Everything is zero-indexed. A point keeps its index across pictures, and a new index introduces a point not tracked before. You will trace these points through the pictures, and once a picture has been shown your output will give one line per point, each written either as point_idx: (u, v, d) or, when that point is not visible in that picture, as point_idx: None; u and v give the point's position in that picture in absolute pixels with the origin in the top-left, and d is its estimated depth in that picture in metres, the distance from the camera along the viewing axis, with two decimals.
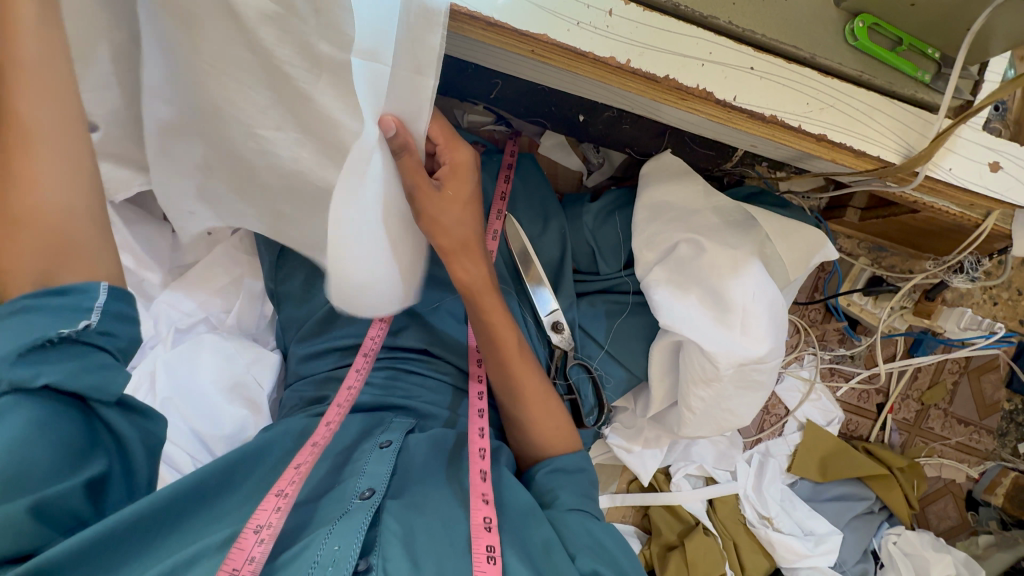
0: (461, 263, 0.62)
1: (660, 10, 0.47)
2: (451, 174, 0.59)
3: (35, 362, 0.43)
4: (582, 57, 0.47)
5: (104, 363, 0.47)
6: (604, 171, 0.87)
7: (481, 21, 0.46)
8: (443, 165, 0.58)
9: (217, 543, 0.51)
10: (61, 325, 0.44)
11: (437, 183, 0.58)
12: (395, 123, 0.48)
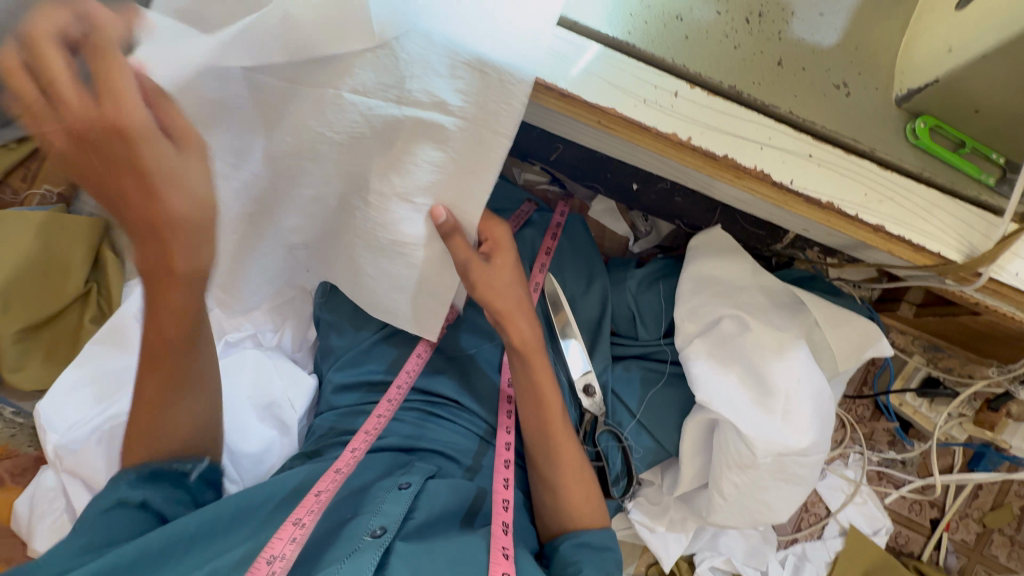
0: (517, 325, 0.63)
1: (724, 94, 0.49)
2: (495, 248, 0.61)
3: (143, 484, 0.57)
4: (645, 131, 0.49)
5: (184, 497, 0.60)
6: (652, 239, 0.87)
7: (554, 91, 0.49)
8: (485, 240, 0.61)
9: (240, 560, 0.53)
10: (176, 462, 0.60)
11: (484, 256, 0.61)
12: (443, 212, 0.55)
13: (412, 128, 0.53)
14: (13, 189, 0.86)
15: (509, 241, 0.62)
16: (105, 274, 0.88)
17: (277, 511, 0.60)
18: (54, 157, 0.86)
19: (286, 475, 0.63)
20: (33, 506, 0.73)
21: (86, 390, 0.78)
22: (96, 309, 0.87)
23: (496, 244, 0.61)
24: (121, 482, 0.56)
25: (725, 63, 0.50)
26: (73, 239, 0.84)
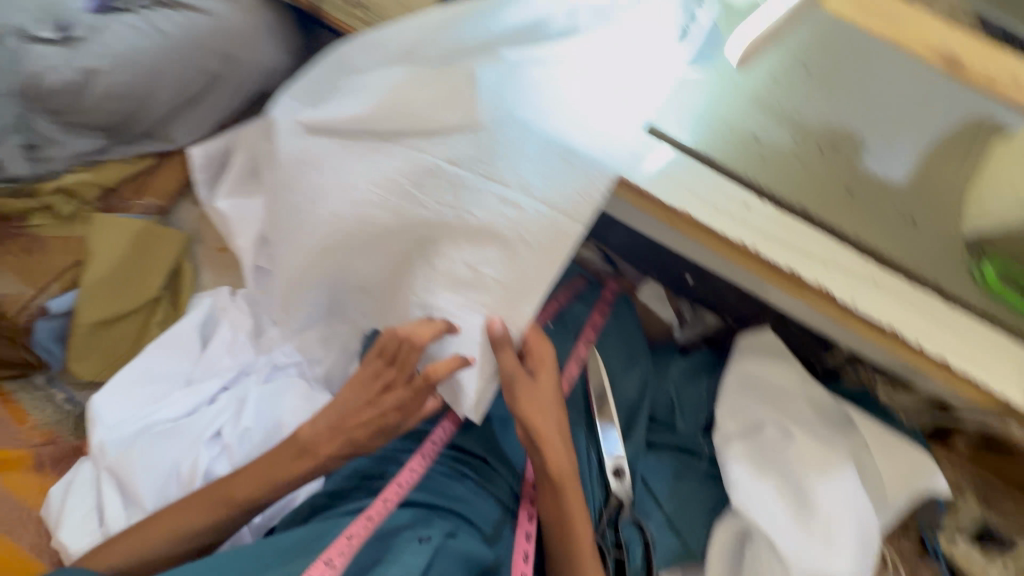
0: (554, 448, 0.61)
1: (793, 212, 0.53)
2: (541, 366, 0.62)
3: None
4: (714, 236, 0.52)
5: None
6: (696, 330, 0.88)
7: (633, 190, 0.54)
8: (530, 358, 0.62)
9: None
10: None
11: (529, 373, 0.62)
12: (500, 324, 0.57)
13: (491, 203, 0.55)
14: (120, 198, 0.94)
15: (553, 360, 0.63)
16: (180, 284, 0.96)
17: (282, 563, 0.59)
18: (164, 174, 0.96)
19: (286, 535, 0.62)
20: (67, 498, 0.74)
21: (141, 390, 0.83)
22: (163, 316, 0.93)
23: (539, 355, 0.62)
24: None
25: (795, 184, 0.54)
26: (160, 250, 0.93)
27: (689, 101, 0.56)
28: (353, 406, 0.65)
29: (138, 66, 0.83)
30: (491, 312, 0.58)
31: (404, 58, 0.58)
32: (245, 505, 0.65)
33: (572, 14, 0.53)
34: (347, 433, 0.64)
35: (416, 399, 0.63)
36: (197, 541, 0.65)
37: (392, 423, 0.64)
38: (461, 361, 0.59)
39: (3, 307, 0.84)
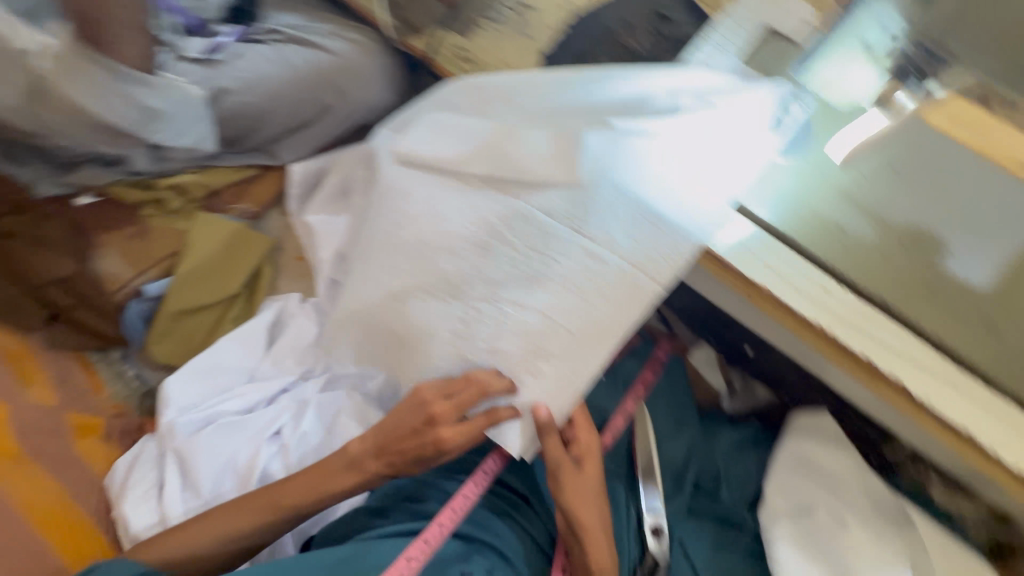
0: (597, 542, 0.61)
1: (872, 301, 0.55)
2: (586, 457, 0.64)
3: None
4: (793, 314, 0.55)
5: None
6: (746, 401, 0.88)
7: (715, 259, 0.57)
8: (576, 447, 0.64)
9: None
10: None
11: (574, 462, 0.64)
12: (546, 412, 0.59)
13: (576, 258, 0.58)
14: (221, 200, 1.03)
15: (597, 449, 0.65)
16: (256, 285, 1.03)
17: None
18: (264, 184, 1.05)
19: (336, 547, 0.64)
20: (131, 472, 0.79)
21: (211, 380, 0.88)
22: (238, 311, 1.00)
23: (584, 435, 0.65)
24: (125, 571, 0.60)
25: (875, 274, 0.56)
26: (245, 251, 1.01)
27: (784, 187, 0.60)
28: (396, 432, 0.63)
29: (265, 91, 0.95)
30: (536, 397, 0.60)
31: (507, 115, 0.63)
32: (286, 510, 0.66)
33: (674, 94, 0.58)
34: (390, 456, 0.63)
35: (462, 437, 0.60)
36: (241, 545, 0.67)
37: (430, 455, 0.61)
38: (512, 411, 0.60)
39: (104, 286, 0.92)
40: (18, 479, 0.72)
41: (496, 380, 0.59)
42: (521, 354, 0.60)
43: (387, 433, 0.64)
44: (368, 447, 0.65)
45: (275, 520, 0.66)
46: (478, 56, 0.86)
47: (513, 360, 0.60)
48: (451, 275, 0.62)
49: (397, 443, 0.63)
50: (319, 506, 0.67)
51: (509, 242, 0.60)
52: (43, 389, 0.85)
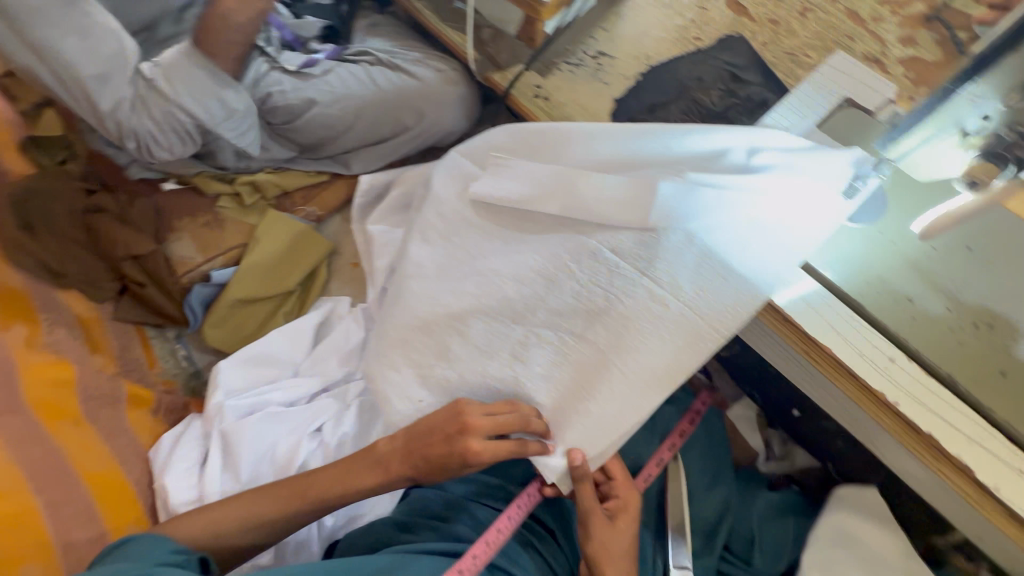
0: None
1: (938, 377, 0.54)
2: (620, 511, 0.66)
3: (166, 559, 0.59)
4: (855, 379, 0.54)
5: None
6: (782, 466, 0.87)
7: (778, 313, 0.58)
8: (615, 499, 0.67)
9: None
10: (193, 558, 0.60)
11: (608, 514, 0.65)
12: (580, 457, 0.63)
13: (639, 297, 0.60)
14: (291, 202, 1.08)
15: (636, 513, 0.66)
16: (311, 285, 1.07)
17: None
18: (332, 191, 1.10)
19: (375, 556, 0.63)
20: (175, 450, 0.82)
21: (260, 369, 0.91)
22: (291, 306, 1.04)
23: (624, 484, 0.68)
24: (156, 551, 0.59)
25: (943, 351, 0.55)
26: (307, 251, 1.06)
27: (850, 253, 0.60)
28: (427, 435, 0.63)
29: (348, 106, 1.01)
30: (570, 443, 0.64)
31: (580, 159, 0.66)
32: (314, 504, 0.65)
33: (752, 152, 0.59)
34: (419, 459, 0.63)
35: (491, 452, 0.60)
36: (264, 536, 0.67)
37: (454, 465, 0.61)
38: (545, 449, 0.64)
39: (175, 269, 0.98)
40: (76, 441, 0.73)
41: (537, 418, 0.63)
42: (565, 398, 0.64)
43: (421, 440, 0.63)
44: (399, 450, 0.65)
45: (299, 511, 0.66)
46: (553, 96, 0.90)
47: (556, 406, 0.65)
48: (512, 297, 0.66)
49: (425, 449, 0.62)
50: (344, 503, 0.67)
51: (574, 273, 0.63)
52: (105, 357, 0.88)
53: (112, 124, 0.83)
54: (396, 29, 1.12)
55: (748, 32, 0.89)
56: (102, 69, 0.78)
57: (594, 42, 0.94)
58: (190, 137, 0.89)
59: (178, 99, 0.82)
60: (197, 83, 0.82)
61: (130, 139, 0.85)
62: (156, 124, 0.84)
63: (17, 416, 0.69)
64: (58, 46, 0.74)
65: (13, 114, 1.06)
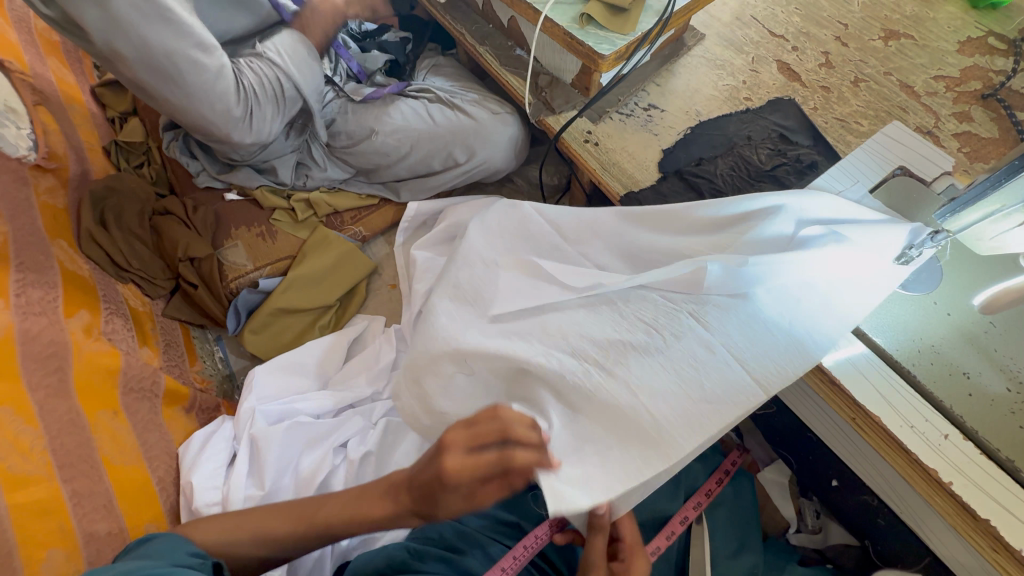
0: None
1: (997, 460, 0.51)
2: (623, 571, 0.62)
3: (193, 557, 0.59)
4: (905, 453, 0.52)
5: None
6: (814, 539, 0.82)
7: (825, 375, 0.57)
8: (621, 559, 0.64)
9: None
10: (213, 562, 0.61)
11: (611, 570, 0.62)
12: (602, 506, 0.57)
13: (685, 341, 0.58)
14: (341, 220, 1.12)
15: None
16: (350, 303, 1.11)
17: None
18: (380, 214, 1.15)
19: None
20: (204, 448, 0.84)
21: (293, 378, 0.94)
22: (328, 320, 1.08)
23: (629, 547, 0.64)
24: (184, 548, 0.60)
25: (1003, 434, 0.53)
26: (350, 270, 1.10)
27: (905, 319, 0.58)
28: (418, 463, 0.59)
29: (406, 136, 1.06)
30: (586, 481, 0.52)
31: (621, 227, 0.70)
32: (326, 522, 0.64)
33: (802, 223, 0.59)
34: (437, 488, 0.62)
35: (468, 471, 0.53)
36: (273, 551, 0.66)
37: (433, 490, 0.56)
38: (544, 463, 0.53)
39: (225, 274, 1.02)
40: (106, 433, 0.73)
41: (523, 425, 0.54)
42: (585, 435, 0.56)
43: None
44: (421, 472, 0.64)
45: (307, 532, 0.65)
46: (603, 141, 0.93)
47: (564, 438, 0.57)
48: (553, 323, 0.65)
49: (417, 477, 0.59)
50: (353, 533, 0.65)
51: (621, 315, 0.62)
52: (152, 350, 0.92)
53: (216, 94, 0.82)
54: (456, 71, 1.19)
55: (799, 96, 0.91)
56: (206, 37, 0.78)
57: (645, 95, 0.97)
58: (282, 105, 0.93)
59: (286, 65, 0.91)
60: (303, 61, 0.94)
61: (233, 106, 0.85)
62: (255, 91, 0.88)
63: (64, 401, 0.70)
64: (169, 15, 0.72)
65: (102, 119, 1.16)
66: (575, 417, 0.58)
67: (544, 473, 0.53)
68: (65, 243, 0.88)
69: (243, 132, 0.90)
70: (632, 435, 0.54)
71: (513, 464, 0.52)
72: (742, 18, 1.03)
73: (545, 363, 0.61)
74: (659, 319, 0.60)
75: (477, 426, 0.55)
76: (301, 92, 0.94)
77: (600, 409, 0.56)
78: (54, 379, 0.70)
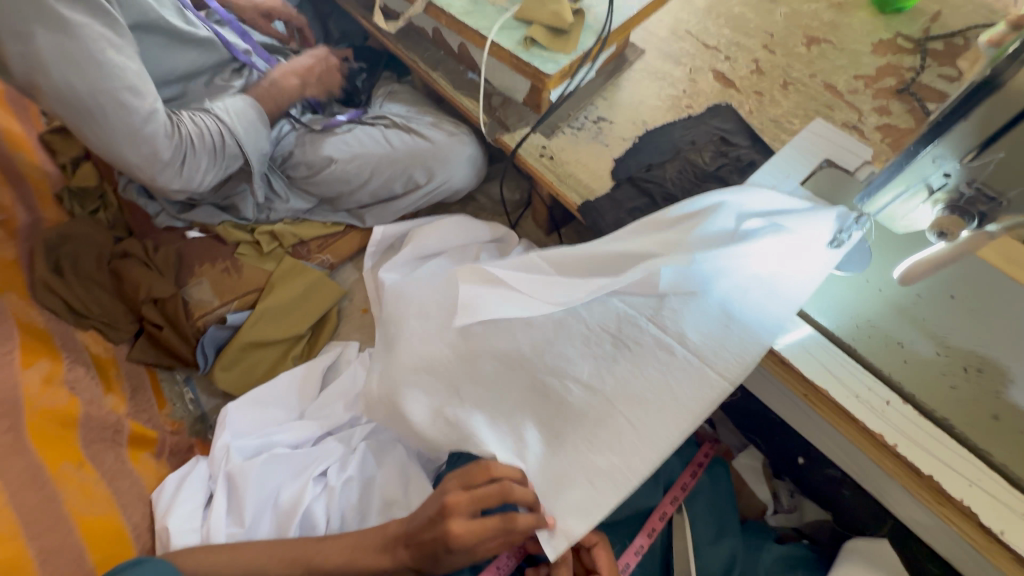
0: None
1: (936, 421, 0.55)
2: None
3: None
4: (853, 420, 0.56)
5: None
6: (791, 519, 0.86)
7: (775, 356, 0.61)
8: None
9: None
10: None
11: None
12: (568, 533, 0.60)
13: (643, 343, 0.63)
14: (307, 249, 1.12)
15: None
16: (320, 329, 1.11)
17: None
18: (346, 240, 1.16)
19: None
20: (179, 490, 0.82)
21: (268, 411, 0.93)
22: (301, 350, 1.08)
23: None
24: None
25: (936, 395, 0.57)
26: (319, 299, 1.09)
27: (841, 298, 0.63)
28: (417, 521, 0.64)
29: (365, 162, 1.08)
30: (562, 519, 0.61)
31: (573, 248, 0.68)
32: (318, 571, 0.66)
33: (741, 217, 0.61)
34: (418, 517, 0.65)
35: (474, 532, 0.59)
36: None
37: (439, 551, 0.60)
38: (542, 523, 0.60)
39: (190, 312, 1.01)
40: (74, 486, 0.71)
41: (520, 487, 0.60)
42: (560, 465, 0.63)
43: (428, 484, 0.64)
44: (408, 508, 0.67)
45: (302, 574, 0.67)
46: (559, 154, 0.97)
47: (548, 473, 0.63)
48: (524, 347, 0.67)
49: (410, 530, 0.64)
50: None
51: (590, 334, 0.65)
52: (117, 397, 0.90)
53: (141, 137, 0.81)
54: (414, 97, 1.20)
55: (734, 102, 0.98)
56: (137, 82, 0.79)
57: (594, 108, 1.02)
58: (221, 155, 0.92)
59: (232, 123, 0.91)
60: (254, 124, 0.94)
61: (161, 150, 0.84)
62: (192, 140, 0.88)
63: (22, 457, 0.68)
64: (95, 56, 0.74)
65: (52, 167, 1.14)
66: (550, 449, 0.64)
67: (543, 532, 0.60)
68: (16, 294, 0.86)
69: (172, 176, 0.89)
70: (604, 450, 0.61)
71: (516, 529, 0.59)
72: (677, 32, 1.09)
73: (524, 401, 0.67)
74: (622, 333, 0.64)
75: (473, 494, 0.61)
76: (243, 148, 0.93)
77: (571, 431, 0.63)
78: (8, 436, 0.68)
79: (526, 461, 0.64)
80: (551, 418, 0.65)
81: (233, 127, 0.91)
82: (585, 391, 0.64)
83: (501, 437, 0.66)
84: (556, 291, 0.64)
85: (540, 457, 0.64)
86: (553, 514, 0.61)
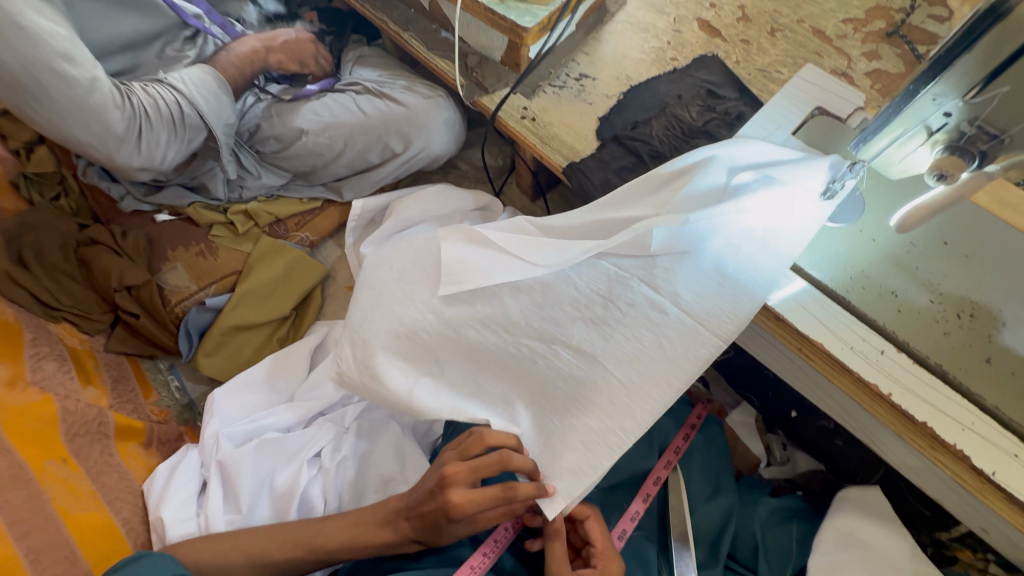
0: None
1: (930, 368, 0.55)
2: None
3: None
4: (847, 372, 0.56)
5: None
6: (784, 471, 0.87)
7: (769, 311, 0.60)
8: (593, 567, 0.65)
9: None
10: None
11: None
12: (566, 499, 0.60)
13: (640, 307, 0.62)
14: (285, 228, 1.08)
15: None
16: (304, 309, 1.08)
17: None
18: (324, 217, 1.11)
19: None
20: (171, 480, 0.80)
21: (257, 395, 0.91)
22: (285, 332, 1.05)
23: (600, 553, 0.65)
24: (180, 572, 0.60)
25: (932, 341, 0.57)
26: (301, 278, 1.06)
27: (835, 250, 0.62)
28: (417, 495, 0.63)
29: (337, 132, 1.03)
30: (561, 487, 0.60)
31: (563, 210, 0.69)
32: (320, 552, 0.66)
33: (733, 170, 0.61)
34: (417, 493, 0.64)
35: (474, 501, 0.59)
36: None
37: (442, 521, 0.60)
38: (542, 491, 0.59)
39: (167, 299, 0.98)
40: (59, 484, 0.69)
41: (518, 455, 0.60)
42: (556, 432, 0.63)
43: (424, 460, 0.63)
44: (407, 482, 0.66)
45: (303, 556, 0.66)
46: (541, 116, 0.93)
47: (545, 440, 0.63)
48: (513, 314, 0.65)
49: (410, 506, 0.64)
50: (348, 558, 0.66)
51: (581, 300, 0.63)
52: (98, 390, 0.87)
53: (91, 109, 0.76)
54: (386, 61, 1.14)
55: (721, 52, 0.94)
56: (70, 49, 0.73)
57: (576, 65, 0.97)
58: (182, 129, 0.87)
59: (191, 93, 0.85)
60: (217, 91, 0.88)
61: (112, 124, 0.79)
62: (147, 113, 0.82)
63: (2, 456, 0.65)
64: (21, 23, 0.68)
65: (3, 153, 1.06)
66: (542, 417, 0.64)
67: (544, 500, 0.60)
68: None
69: (129, 153, 0.84)
70: (599, 416, 0.60)
71: (516, 498, 0.59)
72: None
73: (515, 371, 0.65)
74: (612, 295, 0.63)
75: (470, 464, 0.61)
76: (205, 120, 0.87)
77: (564, 398, 0.62)
78: None
79: (521, 427, 0.64)
80: (541, 388, 0.64)
81: (192, 96, 0.85)
82: (577, 357, 0.62)
83: (492, 407, 0.66)
84: (545, 252, 0.63)
85: (536, 426, 0.64)
86: (553, 483, 0.60)
